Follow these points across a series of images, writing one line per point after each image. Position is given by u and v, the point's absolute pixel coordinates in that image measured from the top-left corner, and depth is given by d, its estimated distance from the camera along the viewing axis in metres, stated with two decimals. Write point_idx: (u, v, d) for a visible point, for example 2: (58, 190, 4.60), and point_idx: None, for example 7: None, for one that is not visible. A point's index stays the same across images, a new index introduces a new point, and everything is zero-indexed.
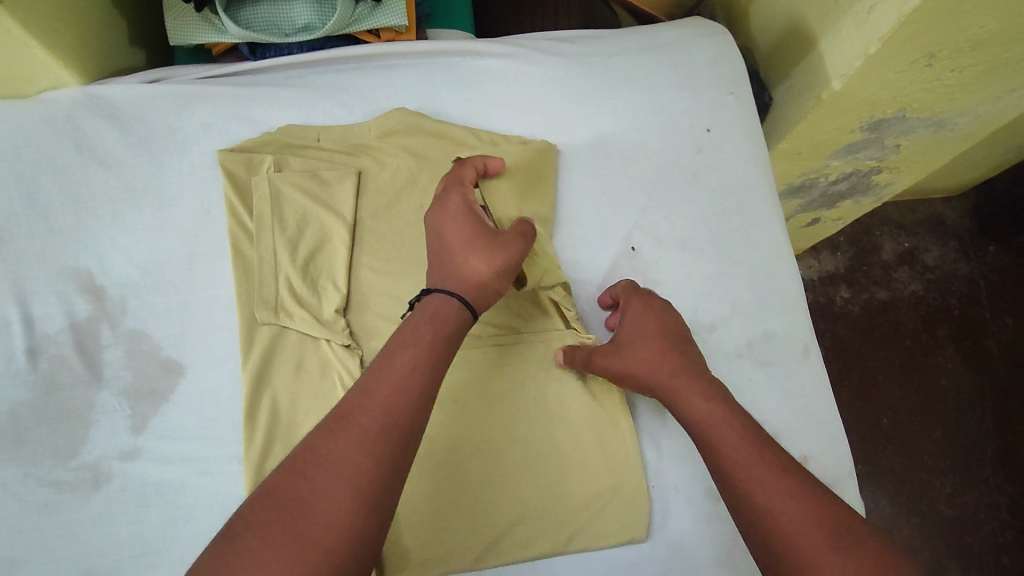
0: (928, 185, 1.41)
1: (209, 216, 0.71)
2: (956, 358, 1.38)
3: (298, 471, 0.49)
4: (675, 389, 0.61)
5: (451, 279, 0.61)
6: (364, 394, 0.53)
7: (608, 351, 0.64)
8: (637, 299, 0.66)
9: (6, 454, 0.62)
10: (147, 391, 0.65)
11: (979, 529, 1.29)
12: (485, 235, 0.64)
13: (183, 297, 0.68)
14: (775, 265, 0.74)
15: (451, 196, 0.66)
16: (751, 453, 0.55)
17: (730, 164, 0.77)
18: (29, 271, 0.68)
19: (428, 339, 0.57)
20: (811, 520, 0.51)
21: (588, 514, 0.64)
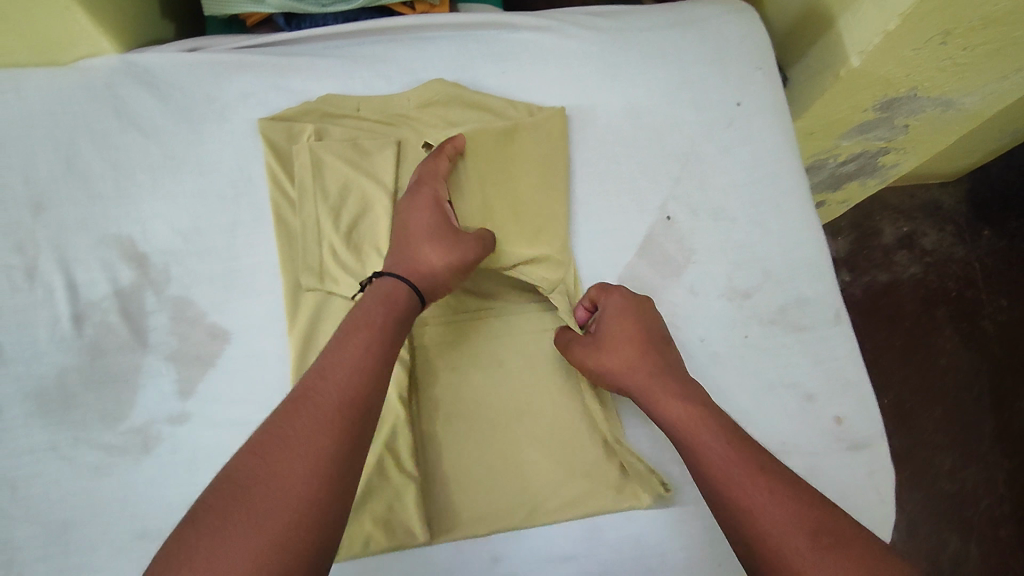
0: (928, 169, 1.43)
1: (250, 184, 0.71)
2: (954, 339, 1.40)
3: (257, 452, 0.49)
4: (650, 391, 0.62)
5: (405, 268, 0.64)
6: (318, 375, 0.54)
7: (589, 351, 0.65)
8: (618, 297, 0.66)
9: (54, 417, 0.63)
10: (193, 356, 0.65)
11: (977, 504, 1.30)
12: (444, 230, 0.66)
13: (227, 264, 0.68)
14: (806, 234, 0.75)
15: (423, 189, 0.68)
16: (729, 453, 0.55)
17: (760, 136, 0.78)
18: (72, 237, 0.68)
19: (385, 322, 0.59)
20: (793, 523, 0.51)
21: (596, 480, 0.65)
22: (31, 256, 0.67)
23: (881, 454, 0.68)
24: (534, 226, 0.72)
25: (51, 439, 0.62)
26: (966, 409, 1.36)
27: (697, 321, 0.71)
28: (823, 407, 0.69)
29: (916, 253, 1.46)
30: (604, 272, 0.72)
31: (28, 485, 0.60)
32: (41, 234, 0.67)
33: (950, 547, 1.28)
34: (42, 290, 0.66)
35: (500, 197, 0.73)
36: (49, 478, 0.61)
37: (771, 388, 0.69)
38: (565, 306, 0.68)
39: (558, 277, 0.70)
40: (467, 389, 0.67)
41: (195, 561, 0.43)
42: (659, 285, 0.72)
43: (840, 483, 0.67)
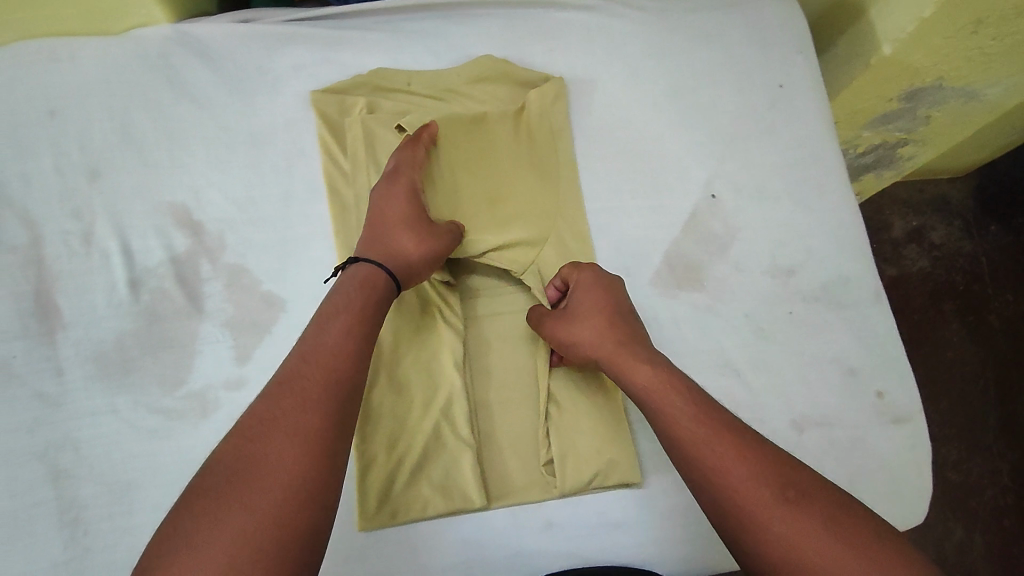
0: (935, 166, 1.36)
1: (302, 155, 0.72)
2: (961, 332, 1.33)
3: (245, 434, 0.50)
4: (619, 361, 0.61)
5: (382, 254, 0.63)
6: (299, 358, 0.54)
7: (560, 322, 0.64)
8: (588, 271, 0.66)
9: (114, 381, 0.63)
10: (250, 323, 0.66)
11: (982, 493, 1.26)
12: (420, 221, 0.65)
13: (281, 234, 0.69)
14: (847, 213, 0.77)
15: (401, 176, 0.67)
16: (696, 415, 0.56)
17: (801, 118, 0.79)
18: (127, 204, 0.68)
19: (365, 305, 0.59)
20: (759, 479, 0.51)
21: (584, 461, 0.64)
22: (88, 223, 0.67)
23: (921, 428, 0.70)
24: (507, 211, 0.71)
25: (111, 402, 0.63)
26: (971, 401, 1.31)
27: (742, 297, 0.72)
28: (864, 380, 0.71)
29: (923, 248, 1.38)
30: (651, 247, 0.73)
31: (89, 446, 0.61)
32: (97, 201, 0.68)
33: (954, 536, 1.25)
34: (99, 255, 0.66)
35: (475, 186, 0.72)
36: (111, 440, 0.62)
37: (814, 363, 0.71)
38: (538, 285, 0.68)
39: (531, 256, 0.70)
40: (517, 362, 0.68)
41: (190, 540, 0.45)
42: (705, 261, 0.73)
43: (881, 455, 0.69)
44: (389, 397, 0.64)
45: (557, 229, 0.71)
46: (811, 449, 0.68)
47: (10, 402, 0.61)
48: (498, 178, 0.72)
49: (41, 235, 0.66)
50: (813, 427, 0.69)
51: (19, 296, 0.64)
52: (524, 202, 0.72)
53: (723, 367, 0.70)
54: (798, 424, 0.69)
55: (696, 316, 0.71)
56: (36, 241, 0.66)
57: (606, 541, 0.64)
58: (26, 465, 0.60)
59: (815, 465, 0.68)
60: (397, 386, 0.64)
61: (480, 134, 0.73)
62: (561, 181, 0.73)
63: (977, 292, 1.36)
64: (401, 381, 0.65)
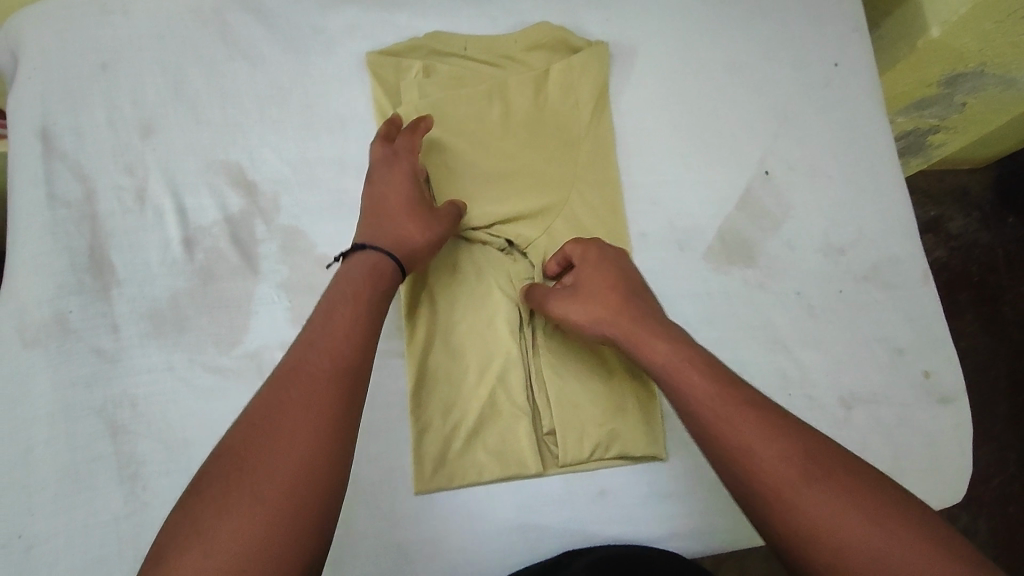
0: (959, 156, 1.30)
1: (357, 118, 0.71)
2: (976, 323, 1.29)
3: (252, 425, 0.47)
4: (635, 337, 0.59)
5: (387, 239, 0.60)
6: (305, 349, 0.51)
7: (564, 300, 0.62)
8: (589, 245, 0.64)
9: (170, 339, 0.63)
10: (306, 285, 0.66)
11: (988, 480, 1.22)
12: (421, 205, 0.63)
13: (336, 197, 0.68)
14: (898, 193, 0.77)
15: (399, 160, 0.64)
16: (718, 390, 0.53)
17: (855, 97, 0.79)
18: (182, 162, 0.67)
19: (375, 294, 0.56)
20: (782, 454, 0.49)
21: (587, 435, 0.64)
22: (143, 179, 0.67)
23: (967, 409, 0.71)
24: (536, 182, 0.70)
25: (167, 360, 0.62)
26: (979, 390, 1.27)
27: (794, 273, 0.72)
28: (911, 359, 0.71)
29: (941, 238, 1.34)
30: (705, 223, 0.72)
31: (145, 403, 0.61)
32: (151, 158, 0.67)
33: (959, 522, 1.20)
34: (154, 213, 0.66)
35: (489, 154, 0.70)
36: (168, 397, 0.61)
37: (864, 342, 0.71)
38: (540, 259, 0.68)
39: (547, 227, 0.69)
40: (565, 338, 0.67)
41: (195, 535, 0.43)
42: (758, 236, 0.73)
43: (928, 433, 0.69)
44: (443, 359, 0.65)
45: (575, 202, 0.70)
46: (860, 427, 0.69)
47: (68, 356, 0.61)
48: (515, 148, 0.71)
49: (95, 190, 0.66)
50: (861, 404, 0.69)
51: (74, 251, 0.64)
52: (561, 172, 0.71)
53: (774, 342, 0.70)
54: (846, 401, 0.69)
55: (747, 292, 0.71)
56: (90, 196, 0.66)
57: (657, 511, 0.64)
58: (82, 420, 0.59)
59: (863, 441, 0.68)
60: (451, 348, 0.65)
61: (500, 100, 0.71)
62: (613, 152, 0.73)
63: (993, 283, 1.32)
64: (455, 344, 0.65)
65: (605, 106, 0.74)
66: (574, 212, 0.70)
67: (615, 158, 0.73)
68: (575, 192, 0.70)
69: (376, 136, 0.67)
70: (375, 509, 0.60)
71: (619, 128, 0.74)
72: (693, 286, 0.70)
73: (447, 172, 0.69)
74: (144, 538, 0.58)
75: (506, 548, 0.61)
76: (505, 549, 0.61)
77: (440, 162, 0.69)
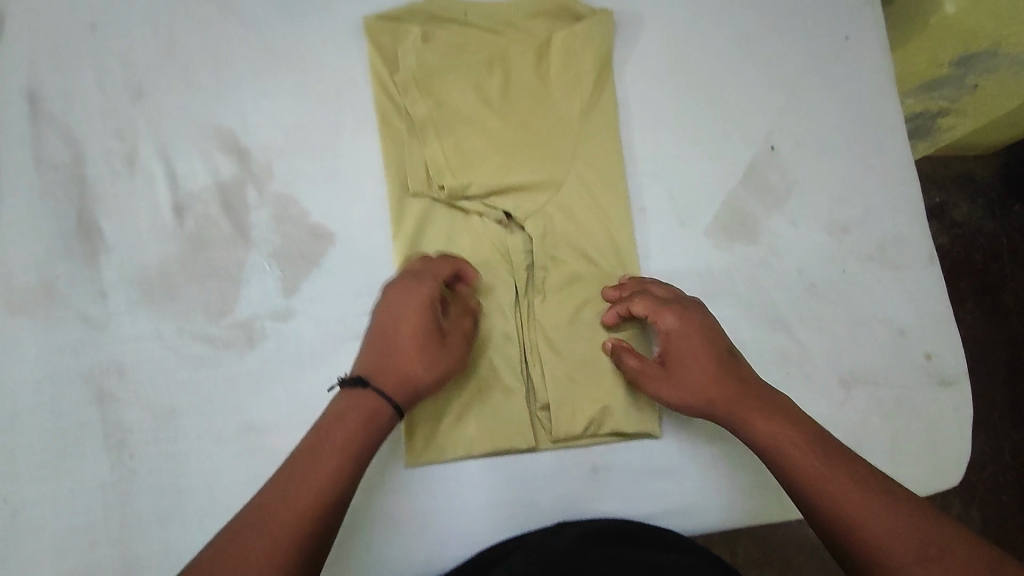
0: (967, 142, 1.26)
1: (353, 84, 0.69)
2: (976, 311, 1.27)
3: (224, 550, 0.45)
4: (734, 413, 0.57)
5: (392, 381, 0.54)
6: (278, 495, 0.47)
7: (653, 373, 0.61)
8: (668, 307, 0.60)
9: (158, 307, 0.61)
10: (298, 255, 0.64)
11: (981, 468, 1.21)
12: (433, 342, 0.56)
13: (330, 165, 0.67)
14: (907, 173, 0.75)
15: (425, 282, 0.58)
16: (823, 468, 0.53)
17: (866, 73, 0.77)
18: (172, 127, 0.66)
19: (365, 453, 0.51)
20: (898, 536, 0.49)
21: (581, 411, 0.63)
22: (132, 143, 0.65)
23: (968, 392, 0.70)
24: (535, 153, 0.68)
25: (156, 328, 0.61)
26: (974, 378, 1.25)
27: (797, 251, 0.71)
28: (913, 341, 0.70)
29: (944, 225, 1.31)
30: (706, 199, 0.71)
31: (134, 372, 0.60)
32: (141, 121, 0.65)
33: (951, 509, 1.19)
34: (143, 178, 0.64)
35: (490, 122, 0.68)
36: (157, 366, 0.60)
37: (866, 323, 0.70)
38: (538, 233, 0.66)
39: (547, 198, 0.67)
40: (564, 312, 0.65)
41: None
42: (761, 213, 0.71)
43: (928, 415, 0.68)
44: None
45: (577, 173, 0.68)
46: (857, 408, 0.68)
47: (55, 323, 0.60)
48: (516, 116, 0.69)
49: (83, 153, 0.64)
50: (861, 385, 0.68)
51: (61, 216, 0.62)
52: (562, 142, 0.68)
53: (775, 322, 0.68)
54: (845, 382, 0.68)
55: (748, 269, 0.69)
56: (77, 159, 0.64)
57: (649, 487, 0.64)
58: (70, 387, 0.59)
59: (861, 421, 0.67)
60: None
61: (502, 69, 0.69)
62: (615, 122, 0.71)
63: (995, 272, 1.30)
64: None
65: (609, 73, 0.72)
66: (577, 180, 0.68)
67: (618, 127, 0.71)
68: (576, 163, 0.68)
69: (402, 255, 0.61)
70: (362, 480, 0.60)
71: (623, 100, 0.72)
72: (693, 263, 0.69)
73: (446, 142, 0.67)
74: (132, 505, 0.57)
75: (494, 522, 0.61)
76: (493, 522, 0.61)
77: (439, 131, 0.67)
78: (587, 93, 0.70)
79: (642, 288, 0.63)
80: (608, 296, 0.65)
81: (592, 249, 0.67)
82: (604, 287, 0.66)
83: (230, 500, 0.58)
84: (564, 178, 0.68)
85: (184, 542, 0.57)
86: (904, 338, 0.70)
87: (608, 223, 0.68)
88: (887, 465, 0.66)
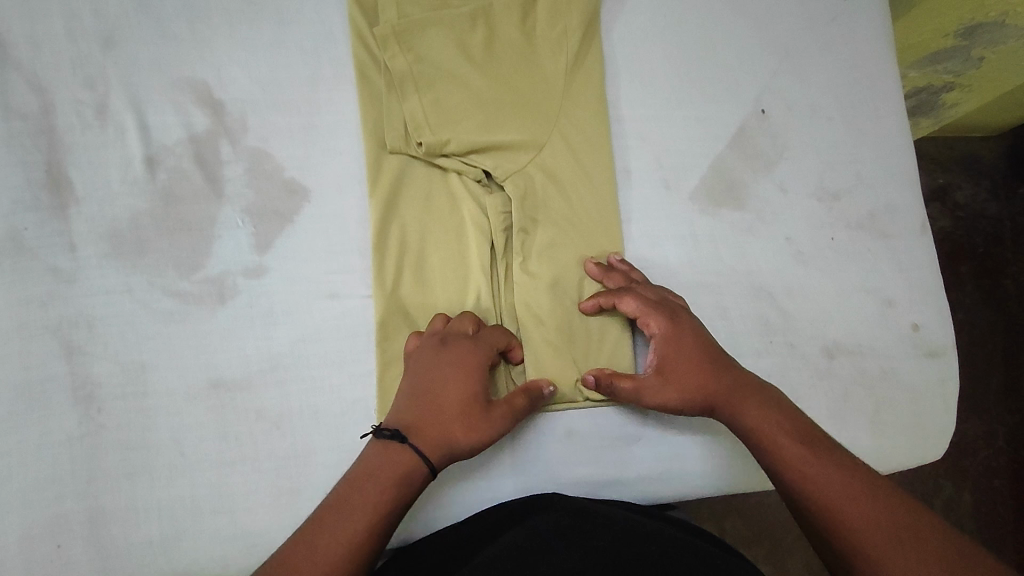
0: (977, 117, 1.17)
1: (331, 38, 0.67)
2: (975, 295, 1.21)
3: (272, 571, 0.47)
4: (727, 402, 0.57)
5: (432, 442, 0.53)
6: (306, 548, 0.48)
7: (653, 383, 0.58)
8: (658, 310, 0.59)
9: (128, 261, 0.60)
10: (272, 211, 0.63)
11: (974, 453, 1.16)
12: (477, 407, 0.55)
13: (307, 120, 0.65)
14: (901, 140, 0.73)
15: (476, 348, 0.58)
16: (806, 454, 0.52)
17: (862, 35, 0.74)
18: (144, 78, 0.64)
19: (394, 513, 0.51)
20: (873, 519, 0.48)
21: (556, 374, 0.62)
22: (102, 94, 0.63)
23: (954, 363, 0.68)
24: (517, 110, 0.66)
25: (125, 282, 0.60)
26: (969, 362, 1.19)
27: (785, 217, 0.69)
28: (899, 312, 0.69)
29: (946, 208, 1.24)
30: (692, 162, 0.69)
31: (104, 325, 0.59)
32: (112, 72, 0.64)
33: (942, 492, 1.15)
34: (114, 129, 0.63)
35: (471, 78, 0.66)
36: (126, 320, 0.59)
37: (853, 292, 0.69)
38: (517, 193, 0.64)
39: (528, 159, 0.65)
40: (543, 275, 0.64)
41: None
42: (749, 177, 0.69)
43: (912, 386, 0.67)
44: (414, 292, 0.63)
45: (560, 132, 0.66)
46: (840, 378, 0.66)
47: (23, 274, 0.59)
48: (499, 73, 0.66)
49: (53, 104, 0.62)
50: (845, 354, 0.67)
51: (30, 166, 0.61)
52: (545, 100, 0.66)
53: (759, 289, 0.67)
54: (829, 351, 0.67)
55: (734, 235, 0.68)
56: (47, 110, 0.62)
57: (624, 455, 0.63)
58: (38, 339, 0.58)
59: (844, 391, 0.66)
60: (423, 282, 0.63)
61: (486, 25, 0.67)
62: (601, 81, 0.69)
63: (997, 256, 1.22)
64: (427, 276, 0.64)
65: (596, 31, 0.69)
66: (561, 140, 0.66)
67: (605, 87, 0.69)
68: (559, 122, 0.66)
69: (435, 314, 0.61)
70: (335, 440, 0.59)
71: (610, 58, 0.70)
72: (675, 227, 0.67)
73: (425, 97, 0.65)
74: (101, 459, 0.57)
75: (469, 492, 0.60)
76: (467, 491, 0.60)
77: (419, 86, 0.65)
78: (573, 50, 0.67)
79: (627, 285, 0.62)
80: (590, 272, 0.63)
81: (574, 211, 0.66)
82: (584, 259, 0.65)
83: (200, 456, 0.58)
84: (546, 138, 0.66)
85: (152, 496, 0.57)
86: (890, 307, 0.69)
87: (590, 183, 0.66)
88: (869, 436, 0.65)
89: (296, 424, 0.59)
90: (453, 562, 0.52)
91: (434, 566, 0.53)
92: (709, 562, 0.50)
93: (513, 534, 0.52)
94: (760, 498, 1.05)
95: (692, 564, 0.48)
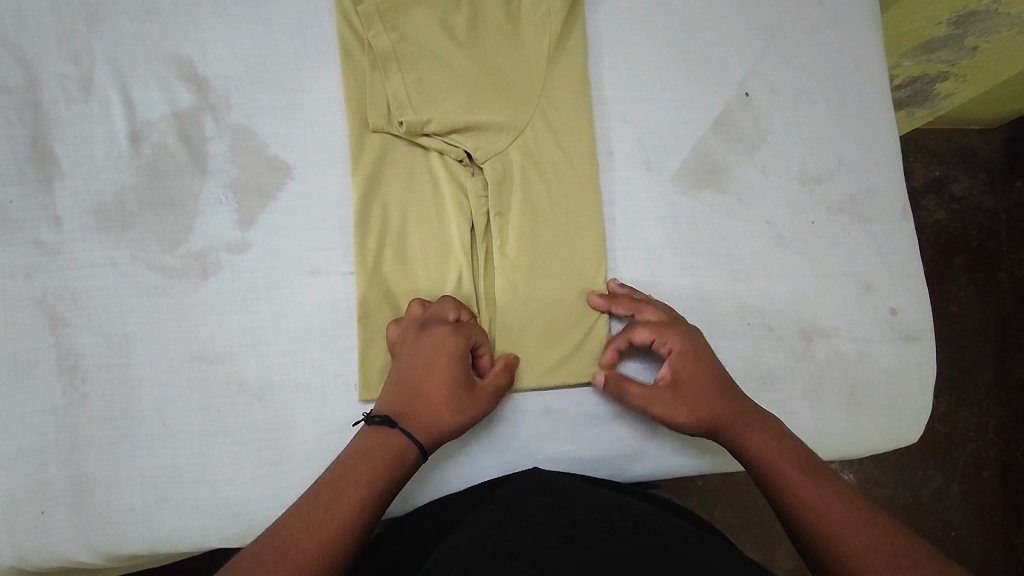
0: (975, 107, 1.15)
1: (315, 16, 0.67)
2: (969, 289, 1.20)
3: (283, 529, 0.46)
4: (736, 420, 0.57)
5: (419, 426, 0.54)
6: (305, 515, 0.47)
7: (659, 393, 0.58)
8: (675, 330, 0.60)
9: (112, 235, 0.61)
10: (255, 188, 0.63)
11: (963, 444, 1.16)
12: (460, 389, 0.55)
13: (290, 97, 0.65)
14: (884, 127, 0.73)
15: (454, 331, 0.57)
16: (807, 483, 0.53)
17: (849, 19, 0.74)
18: (129, 53, 0.64)
19: (393, 486, 0.51)
20: (872, 547, 0.47)
21: (534, 355, 0.63)
22: (88, 69, 0.64)
23: (929, 348, 0.69)
24: (499, 90, 0.66)
25: (109, 255, 0.60)
26: (964, 355, 1.19)
27: (765, 201, 0.70)
28: (878, 295, 0.70)
29: (942, 200, 1.23)
30: (674, 145, 0.69)
31: (89, 298, 0.59)
32: (97, 47, 0.64)
33: (931, 482, 1.15)
34: (99, 104, 0.63)
35: (454, 58, 0.66)
36: (110, 293, 0.60)
37: (833, 276, 0.69)
38: (497, 174, 0.65)
39: (509, 139, 0.66)
40: (523, 256, 0.64)
41: None
42: (730, 161, 0.70)
43: (887, 370, 0.68)
44: (395, 270, 0.64)
45: (541, 114, 0.67)
46: (816, 361, 0.67)
47: (8, 246, 0.59)
48: (482, 53, 0.67)
49: (38, 79, 0.63)
50: (822, 337, 0.68)
51: (14, 140, 0.61)
52: (528, 80, 0.67)
53: (738, 273, 0.68)
54: (806, 333, 0.67)
55: (715, 218, 0.68)
56: (32, 84, 0.63)
57: (603, 434, 0.63)
58: (22, 310, 0.58)
59: (820, 372, 0.67)
60: (403, 259, 0.64)
61: (470, 5, 0.67)
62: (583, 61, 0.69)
63: (992, 249, 1.22)
64: (407, 254, 0.64)
65: (579, 13, 0.69)
66: (542, 122, 0.67)
67: (586, 67, 0.69)
68: (541, 104, 0.67)
69: (416, 300, 0.60)
70: (315, 414, 0.60)
71: (594, 40, 0.70)
72: (655, 208, 0.68)
73: (408, 77, 0.65)
74: (83, 430, 0.57)
75: (447, 470, 0.61)
76: (445, 469, 0.61)
77: (401, 65, 0.65)
78: (557, 30, 0.67)
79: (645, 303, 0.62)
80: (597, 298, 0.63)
81: (554, 193, 0.66)
82: (588, 291, 0.65)
83: (181, 428, 0.59)
84: (528, 120, 0.66)
85: (133, 465, 0.58)
86: (868, 291, 0.69)
87: (571, 165, 0.66)
88: (844, 419, 0.66)
89: (276, 397, 0.60)
90: (442, 536, 0.52)
91: (427, 538, 0.53)
92: (688, 539, 0.49)
93: (500, 509, 0.53)
94: (749, 487, 1.06)
95: (673, 540, 0.48)
